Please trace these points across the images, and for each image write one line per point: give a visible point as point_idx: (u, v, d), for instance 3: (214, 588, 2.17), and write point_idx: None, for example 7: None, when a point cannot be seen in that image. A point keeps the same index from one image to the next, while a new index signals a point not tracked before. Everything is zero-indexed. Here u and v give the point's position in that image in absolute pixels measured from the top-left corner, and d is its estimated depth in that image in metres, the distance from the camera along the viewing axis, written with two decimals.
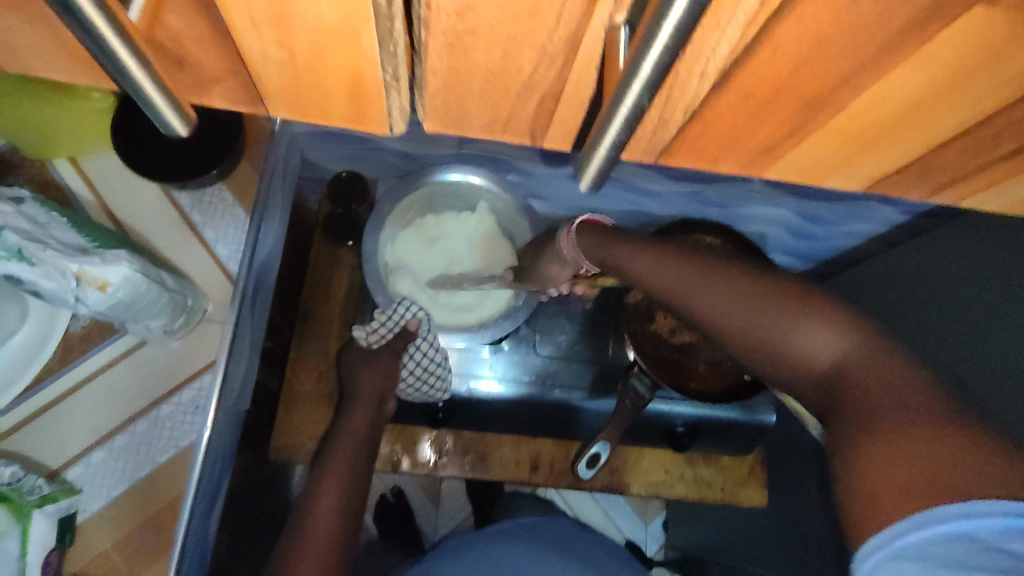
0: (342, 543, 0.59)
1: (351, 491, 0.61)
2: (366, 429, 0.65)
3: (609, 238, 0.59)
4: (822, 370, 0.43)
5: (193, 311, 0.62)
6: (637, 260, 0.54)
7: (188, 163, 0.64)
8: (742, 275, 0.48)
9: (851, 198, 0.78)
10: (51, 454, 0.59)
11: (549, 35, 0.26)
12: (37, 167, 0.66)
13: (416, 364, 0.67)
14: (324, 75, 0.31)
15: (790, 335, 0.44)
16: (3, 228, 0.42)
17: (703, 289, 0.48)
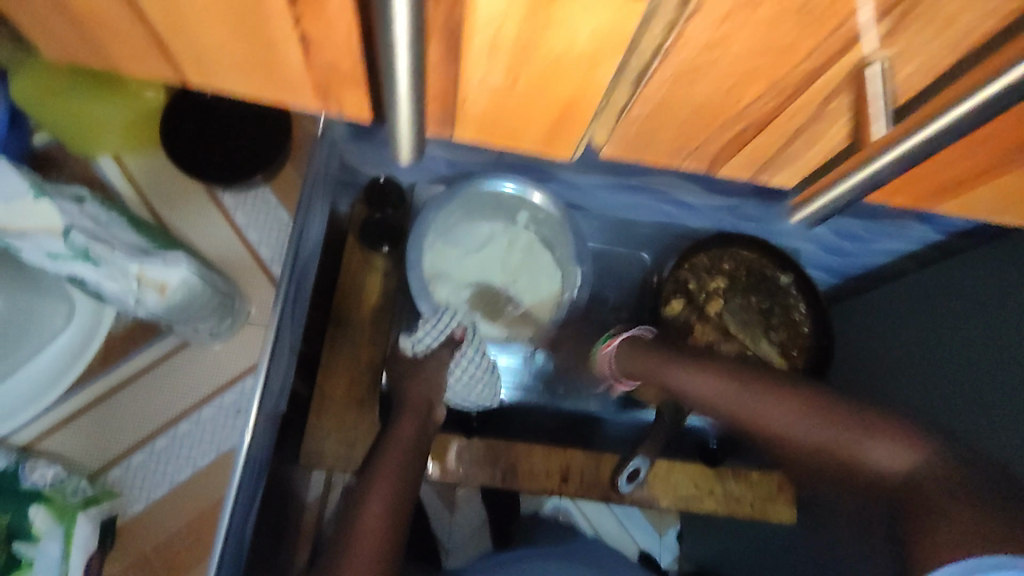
0: (387, 554, 0.58)
1: (398, 502, 0.61)
2: (414, 439, 0.65)
3: (664, 366, 0.71)
4: (893, 478, 0.49)
5: (238, 313, 0.62)
6: (680, 377, 0.68)
7: (237, 163, 0.63)
8: (802, 400, 0.57)
9: (893, 215, 0.77)
10: (91, 455, 0.58)
11: (797, 60, 0.27)
12: (80, 164, 0.65)
13: (462, 373, 0.69)
14: (544, 97, 0.31)
15: (777, 422, 0.58)
16: (70, 228, 0.41)
17: (765, 418, 0.59)
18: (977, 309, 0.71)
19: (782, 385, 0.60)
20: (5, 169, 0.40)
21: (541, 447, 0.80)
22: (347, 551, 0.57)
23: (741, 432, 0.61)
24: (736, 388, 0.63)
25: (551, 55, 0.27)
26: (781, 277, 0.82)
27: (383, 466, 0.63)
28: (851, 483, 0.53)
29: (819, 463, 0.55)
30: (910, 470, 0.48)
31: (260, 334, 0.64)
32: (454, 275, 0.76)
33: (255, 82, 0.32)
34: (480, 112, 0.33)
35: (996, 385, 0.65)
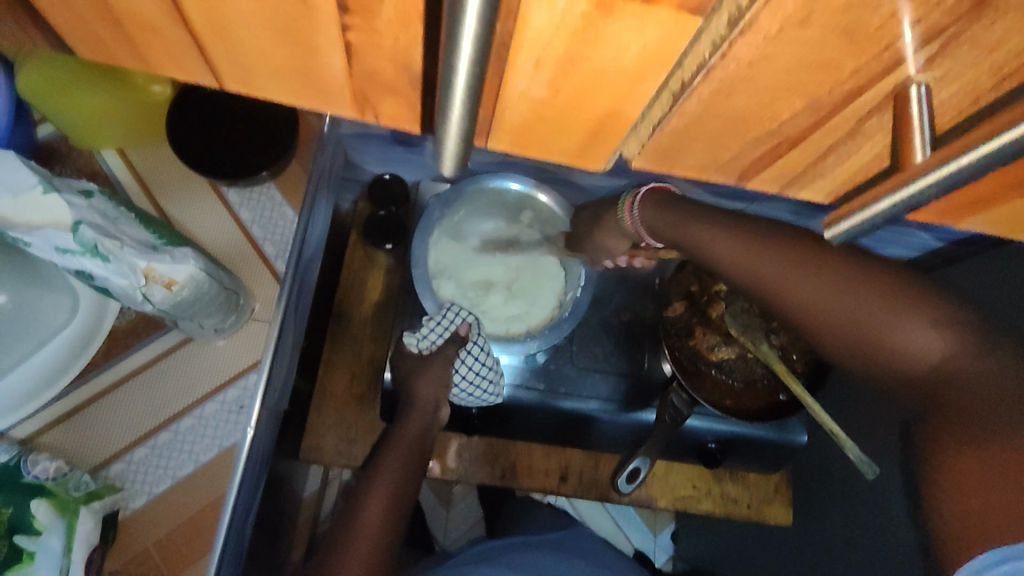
0: (386, 546, 0.61)
1: (397, 502, 0.64)
2: (416, 438, 0.68)
3: (689, 218, 0.52)
4: (924, 365, 0.41)
5: (244, 310, 0.62)
6: (706, 234, 0.49)
7: (244, 160, 0.63)
8: (822, 248, 0.44)
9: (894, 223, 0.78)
10: (94, 449, 0.58)
11: (810, 83, 0.25)
12: (84, 157, 0.65)
13: (467, 371, 0.69)
14: (581, 110, 0.28)
15: (812, 303, 0.44)
16: (80, 223, 0.41)
17: (796, 289, 0.44)
18: None
19: (817, 239, 0.45)
20: (17, 165, 0.41)
21: (539, 446, 0.86)
22: (346, 546, 0.59)
23: (771, 307, 0.47)
24: (773, 254, 0.46)
25: (596, 69, 0.25)
26: None
27: (385, 462, 0.66)
28: (873, 378, 0.44)
29: (836, 349, 0.44)
30: (949, 357, 0.40)
31: (264, 330, 0.64)
32: (455, 273, 0.77)
33: (294, 85, 0.29)
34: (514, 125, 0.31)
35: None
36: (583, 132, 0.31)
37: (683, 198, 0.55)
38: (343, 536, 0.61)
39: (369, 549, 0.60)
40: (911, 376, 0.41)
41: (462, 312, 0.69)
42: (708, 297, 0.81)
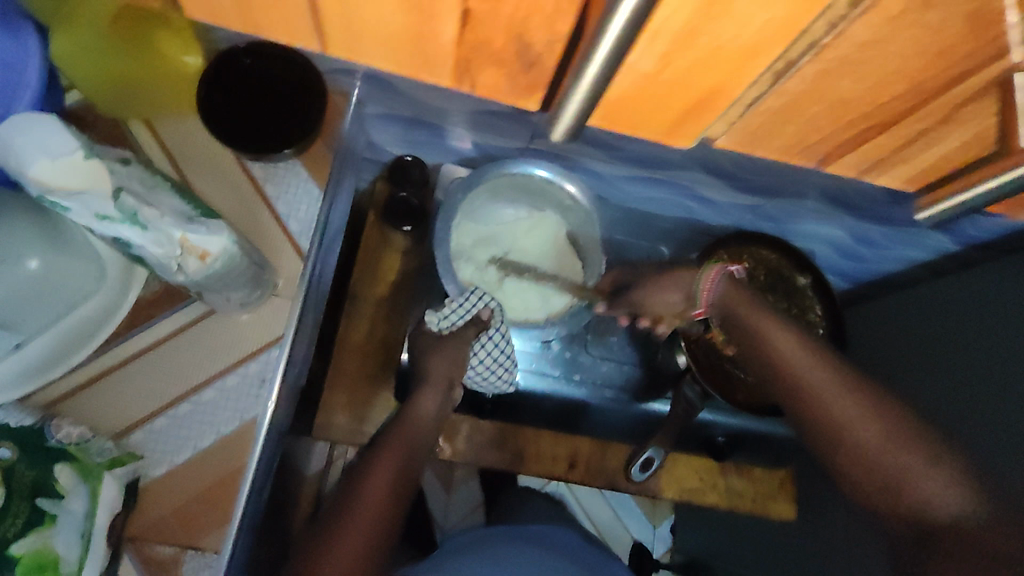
0: (388, 524, 0.60)
1: (405, 478, 0.63)
2: (429, 417, 0.67)
3: (753, 309, 0.65)
4: (931, 519, 0.49)
5: (267, 285, 0.62)
6: (774, 327, 0.63)
7: (271, 136, 0.62)
8: (880, 405, 0.55)
9: (912, 224, 0.79)
10: (116, 417, 0.59)
11: None
12: (109, 126, 0.64)
13: (485, 355, 0.72)
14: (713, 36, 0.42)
15: (855, 433, 0.54)
16: (121, 190, 0.41)
17: (842, 406, 0.55)
18: (994, 322, 0.72)
19: (869, 380, 0.56)
20: (60, 129, 0.41)
21: (548, 433, 0.84)
22: (350, 514, 0.58)
23: (807, 425, 0.57)
24: (833, 380, 0.57)
25: (710, 45, 0.44)
26: (798, 278, 0.83)
27: (394, 438, 0.65)
28: (859, 493, 0.54)
29: (852, 466, 0.54)
30: (959, 519, 0.48)
31: (287, 307, 0.64)
32: (475, 256, 0.77)
33: None
34: (617, 99, 0.54)
35: (1012, 393, 0.68)
36: (674, 114, 0.56)
37: (761, 299, 0.65)
38: (345, 506, 0.59)
39: (372, 522, 0.59)
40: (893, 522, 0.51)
41: (485, 297, 0.71)
42: None
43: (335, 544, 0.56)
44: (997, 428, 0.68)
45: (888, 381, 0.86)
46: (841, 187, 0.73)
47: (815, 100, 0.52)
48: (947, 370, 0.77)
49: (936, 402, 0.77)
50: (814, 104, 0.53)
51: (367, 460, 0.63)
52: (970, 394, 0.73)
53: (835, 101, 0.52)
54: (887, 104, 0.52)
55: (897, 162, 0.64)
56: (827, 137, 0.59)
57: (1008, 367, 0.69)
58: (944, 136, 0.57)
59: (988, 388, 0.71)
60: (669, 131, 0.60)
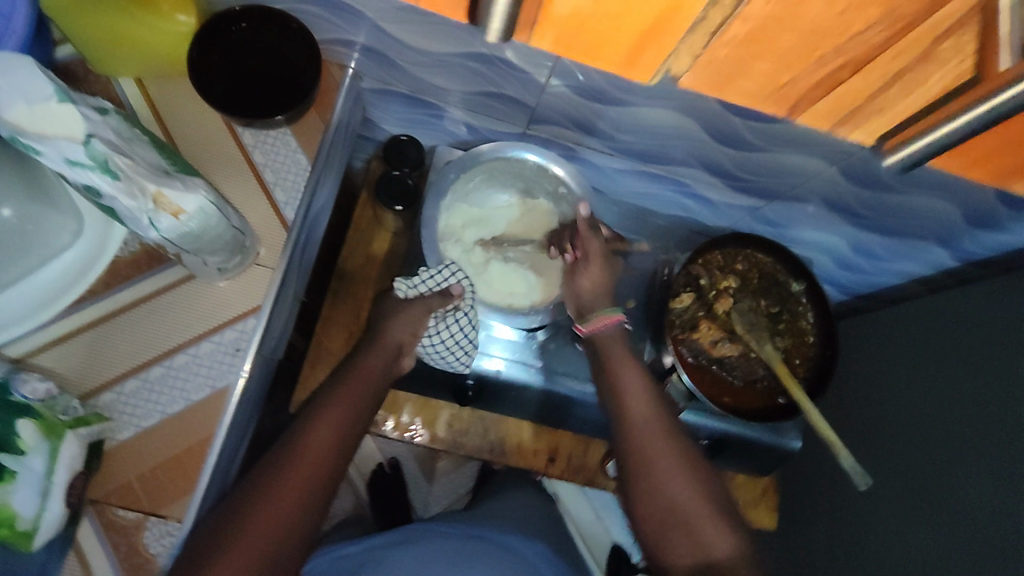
0: (325, 474, 0.58)
1: (347, 435, 0.61)
2: (376, 372, 0.67)
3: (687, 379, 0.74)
4: (703, 553, 0.59)
5: (248, 252, 0.61)
6: (627, 378, 0.67)
7: (262, 100, 0.61)
8: (693, 478, 0.63)
9: (911, 235, 0.78)
10: (85, 376, 0.58)
11: None
12: (101, 83, 0.63)
13: (448, 334, 0.71)
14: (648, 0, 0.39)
15: (703, 528, 0.60)
16: (92, 136, 0.40)
17: (671, 483, 0.62)
18: (986, 339, 0.71)
19: (703, 459, 0.64)
20: (34, 72, 0.40)
21: (530, 425, 0.84)
22: (289, 465, 0.57)
23: (638, 474, 0.64)
24: (660, 437, 0.64)
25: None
26: (793, 284, 0.80)
27: (341, 389, 0.64)
28: (663, 552, 0.61)
29: (653, 518, 0.62)
30: (730, 561, 0.59)
31: (268, 277, 0.63)
32: (464, 240, 0.76)
33: None
34: (562, 20, 0.45)
35: (1007, 407, 0.66)
36: (627, 42, 0.46)
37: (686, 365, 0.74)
38: (283, 456, 0.57)
39: (303, 476, 0.57)
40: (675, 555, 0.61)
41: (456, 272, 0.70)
42: (715, 291, 0.80)
43: (267, 495, 0.54)
44: (993, 444, 0.67)
45: (881, 394, 0.84)
46: (840, 193, 0.72)
47: (785, 27, 0.42)
48: (940, 385, 0.75)
49: (928, 415, 0.76)
50: (783, 35, 0.43)
51: (308, 414, 0.61)
52: (965, 408, 0.71)
53: (808, 31, 0.42)
54: (862, 36, 0.43)
55: (870, 114, 0.52)
56: (811, 82, 0.49)
57: (1002, 381, 0.68)
58: (923, 79, 0.47)
59: (981, 403, 0.69)
60: (629, 57, 0.48)
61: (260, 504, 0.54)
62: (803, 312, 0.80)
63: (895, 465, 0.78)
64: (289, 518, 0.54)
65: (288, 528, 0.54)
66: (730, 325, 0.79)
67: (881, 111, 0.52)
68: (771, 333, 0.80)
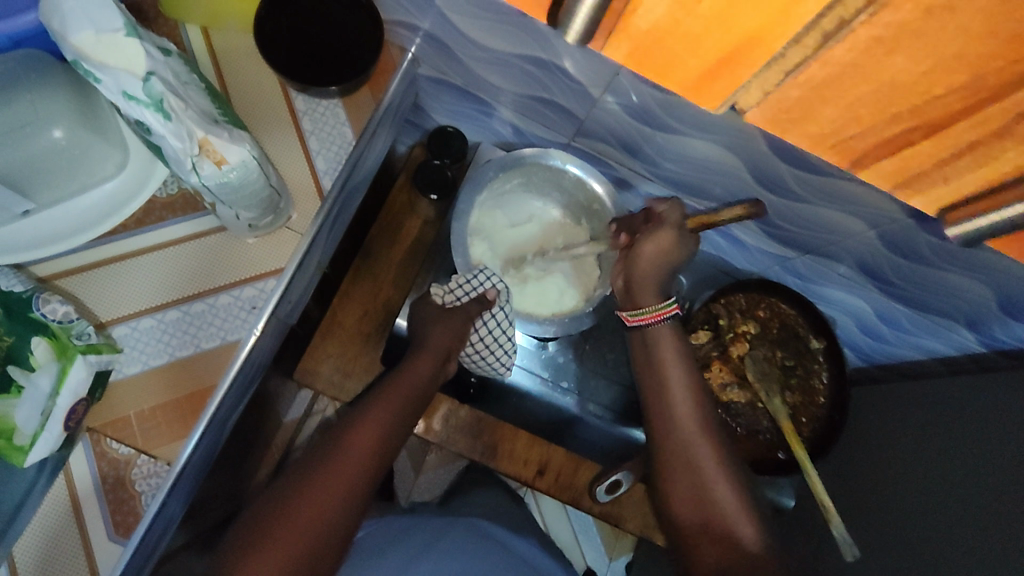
0: (367, 477, 0.61)
1: (389, 440, 0.64)
2: (424, 380, 0.69)
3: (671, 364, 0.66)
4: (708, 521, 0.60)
5: (281, 214, 0.62)
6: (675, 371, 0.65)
7: (318, 69, 0.62)
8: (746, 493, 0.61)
9: (938, 310, 0.76)
10: (104, 307, 0.59)
11: None
12: (169, 27, 0.65)
13: (485, 333, 0.75)
14: (730, 30, 0.35)
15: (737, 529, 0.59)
16: (152, 74, 0.42)
17: (717, 487, 0.61)
18: (995, 431, 0.69)
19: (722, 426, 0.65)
20: (107, 4, 0.42)
21: (525, 435, 0.82)
22: (330, 466, 0.59)
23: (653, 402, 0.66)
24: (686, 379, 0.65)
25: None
26: (813, 341, 0.79)
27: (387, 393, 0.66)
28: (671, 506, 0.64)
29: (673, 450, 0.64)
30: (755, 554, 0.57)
31: (295, 242, 0.63)
32: (494, 239, 0.79)
33: None
34: (641, 34, 0.39)
35: (1011, 502, 0.64)
36: (701, 66, 0.40)
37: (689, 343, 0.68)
38: (325, 459, 0.60)
39: (346, 476, 0.59)
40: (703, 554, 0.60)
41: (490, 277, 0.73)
42: (732, 334, 0.80)
43: (307, 492, 0.57)
44: (989, 535, 0.65)
45: (885, 468, 0.82)
46: (877, 259, 0.71)
47: (860, 79, 0.36)
48: (947, 469, 0.73)
49: (930, 496, 0.74)
50: (849, 85, 0.37)
51: (354, 417, 0.64)
52: (969, 494, 0.69)
53: (851, 67, 0.35)
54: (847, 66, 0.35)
55: (933, 182, 0.45)
56: (874, 148, 0.43)
57: (1011, 472, 0.65)
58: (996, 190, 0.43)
59: (985, 497, 0.67)
60: (701, 80, 0.42)
61: (299, 499, 0.56)
62: (818, 370, 0.79)
63: (887, 539, 0.76)
64: (329, 516, 0.57)
65: (327, 527, 0.56)
66: (742, 370, 0.79)
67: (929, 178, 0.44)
68: (782, 387, 0.79)
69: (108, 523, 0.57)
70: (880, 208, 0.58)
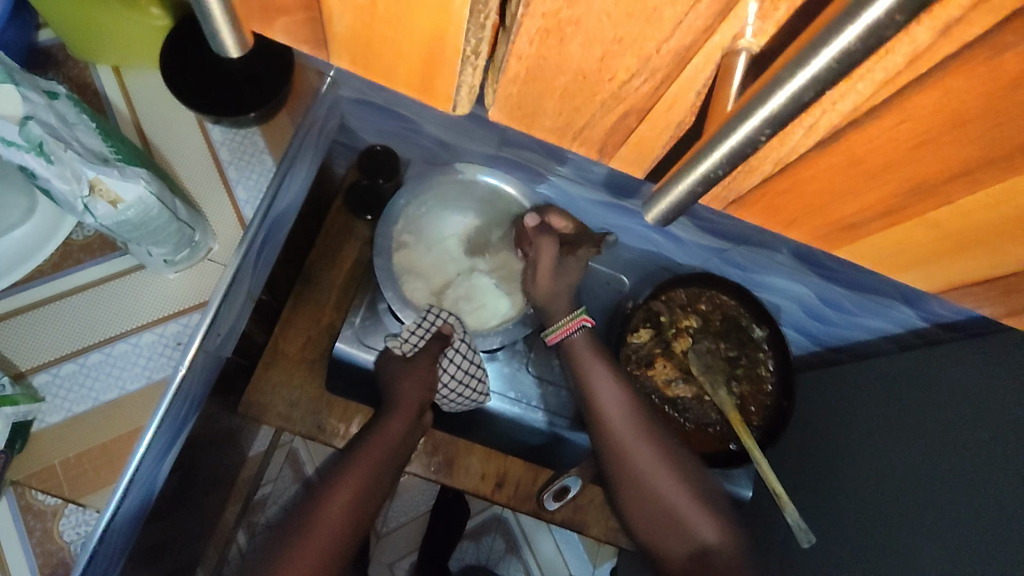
0: (341, 546, 0.64)
1: (358, 506, 0.66)
2: (397, 442, 0.69)
3: (598, 367, 0.75)
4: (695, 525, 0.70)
5: (198, 247, 0.61)
6: (604, 388, 0.73)
7: (227, 99, 0.61)
8: (667, 456, 0.72)
9: (873, 291, 0.76)
10: (23, 356, 0.58)
11: (655, 37, 0.34)
12: (79, 69, 0.64)
13: (454, 370, 0.75)
14: (411, 41, 0.40)
15: (696, 524, 0.70)
16: (31, 118, 0.41)
17: (662, 482, 0.71)
18: (941, 403, 0.70)
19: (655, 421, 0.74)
20: None
21: (481, 449, 0.82)
22: (298, 543, 0.62)
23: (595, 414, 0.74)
24: (632, 425, 0.73)
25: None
26: (756, 330, 0.79)
27: (359, 460, 0.68)
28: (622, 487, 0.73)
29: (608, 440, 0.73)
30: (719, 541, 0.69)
31: (218, 272, 0.63)
32: (425, 269, 0.79)
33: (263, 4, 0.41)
34: (349, 39, 0.43)
35: (962, 473, 0.65)
36: (413, 68, 0.44)
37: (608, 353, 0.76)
38: (299, 532, 0.63)
39: (322, 547, 0.63)
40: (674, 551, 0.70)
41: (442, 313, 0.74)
42: (674, 329, 0.81)
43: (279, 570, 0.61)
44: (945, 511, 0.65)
45: (838, 449, 0.82)
46: (808, 248, 0.71)
47: (556, 67, 0.39)
48: (900, 445, 0.73)
49: (887, 473, 0.74)
50: (593, 96, 0.41)
51: (327, 484, 0.67)
52: (922, 468, 0.69)
53: (579, 72, 0.39)
54: (627, 86, 0.39)
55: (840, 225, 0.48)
56: (812, 198, 0.46)
57: (962, 443, 0.66)
58: (904, 211, 0.42)
59: (934, 469, 0.68)
60: (424, 84, 0.46)
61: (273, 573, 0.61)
62: (763, 358, 0.80)
63: (849, 523, 0.76)
64: None
65: None
66: (686, 364, 0.80)
67: (792, 196, 0.47)
68: (728, 378, 0.80)
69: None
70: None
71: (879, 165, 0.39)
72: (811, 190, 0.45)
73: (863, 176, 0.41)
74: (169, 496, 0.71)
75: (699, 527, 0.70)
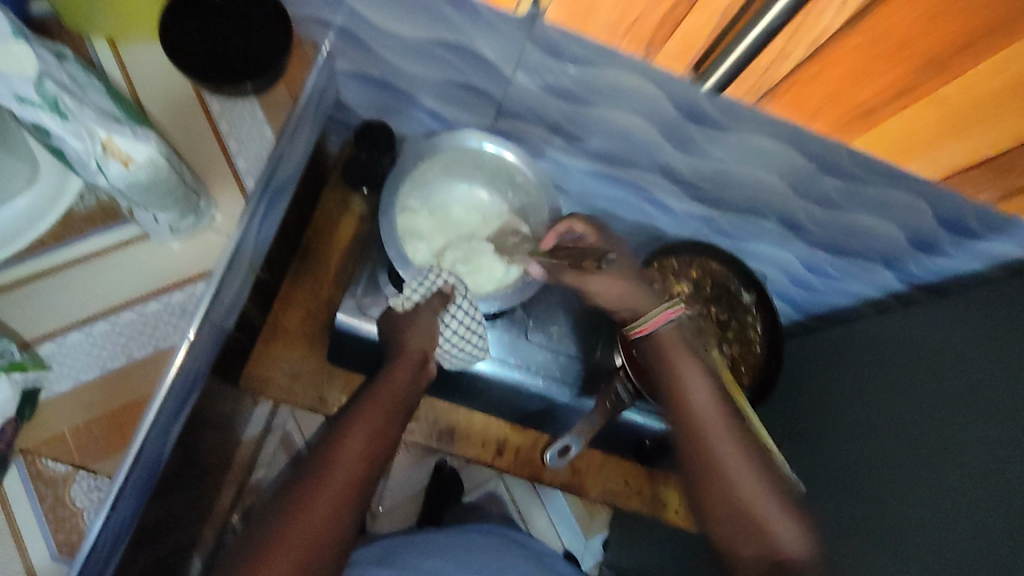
0: (360, 487, 0.62)
1: (374, 447, 0.65)
2: (406, 386, 0.70)
3: (676, 350, 0.70)
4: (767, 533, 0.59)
5: (202, 215, 0.62)
6: (691, 375, 0.68)
7: (227, 67, 0.61)
8: (744, 441, 0.64)
9: (857, 252, 0.79)
10: (29, 326, 0.58)
11: None
12: (73, 40, 0.64)
13: (455, 326, 0.75)
14: None
15: (774, 522, 0.59)
16: (44, 77, 0.42)
17: (732, 468, 0.62)
18: (922, 355, 0.74)
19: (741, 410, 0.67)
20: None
21: (480, 417, 0.84)
22: (317, 483, 0.60)
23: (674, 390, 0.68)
24: (717, 410, 0.66)
25: None
26: (744, 294, 0.82)
27: (370, 403, 0.67)
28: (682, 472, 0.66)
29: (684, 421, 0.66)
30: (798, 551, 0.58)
31: (222, 242, 0.63)
32: (425, 235, 0.81)
33: None
34: None
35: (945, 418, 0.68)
36: None
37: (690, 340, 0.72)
38: (316, 472, 0.61)
39: (343, 487, 0.61)
40: (743, 554, 0.60)
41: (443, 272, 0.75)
42: None
43: (299, 512, 0.58)
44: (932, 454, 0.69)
45: (823, 407, 0.86)
46: (796, 210, 0.74)
47: None
48: (883, 398, 0.77)
49: (871, 425, 0.77)
50: None
51: (340, 426, 0.65)
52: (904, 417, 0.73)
53: None
54: None
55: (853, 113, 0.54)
56: (835, 86, 0.51)
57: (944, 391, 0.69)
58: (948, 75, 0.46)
59: (915, 417, 0.71)
60: None
61: (293, 514, 0.58)
62: (751, 321, 0.83)
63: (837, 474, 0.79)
64: (326, 525, 0.58)
65: (321, 540, 0.58)
66: None
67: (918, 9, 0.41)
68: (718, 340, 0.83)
69: (50, 544, 0.55)
70: (787, 156, 0.64)
71: (900, 42, 0.44)
72: (835, 67, 0.48)
73: (885, 55, 0.46)
74: (173, 469, 0.71)
75: (780, 538, 0.58)
